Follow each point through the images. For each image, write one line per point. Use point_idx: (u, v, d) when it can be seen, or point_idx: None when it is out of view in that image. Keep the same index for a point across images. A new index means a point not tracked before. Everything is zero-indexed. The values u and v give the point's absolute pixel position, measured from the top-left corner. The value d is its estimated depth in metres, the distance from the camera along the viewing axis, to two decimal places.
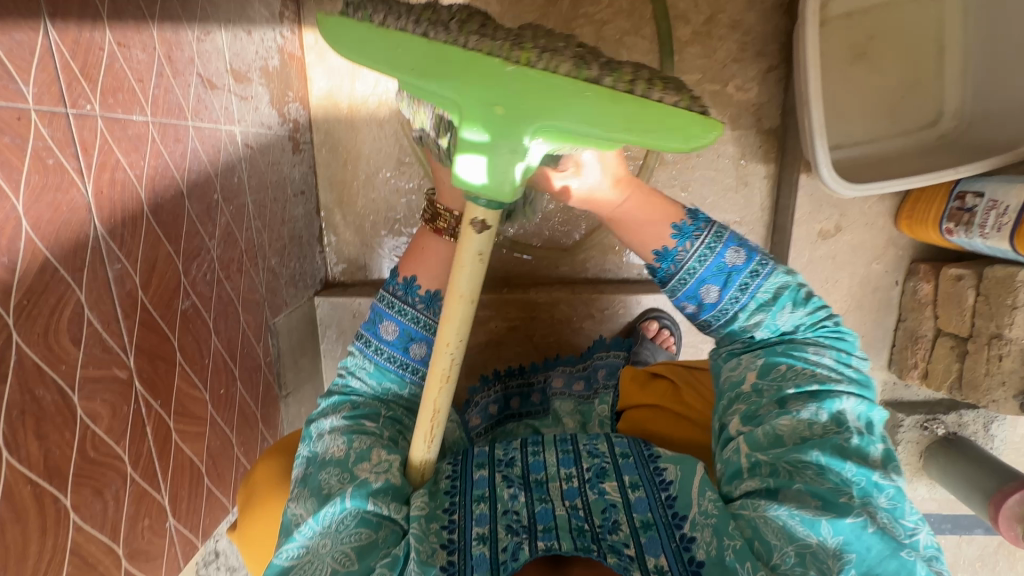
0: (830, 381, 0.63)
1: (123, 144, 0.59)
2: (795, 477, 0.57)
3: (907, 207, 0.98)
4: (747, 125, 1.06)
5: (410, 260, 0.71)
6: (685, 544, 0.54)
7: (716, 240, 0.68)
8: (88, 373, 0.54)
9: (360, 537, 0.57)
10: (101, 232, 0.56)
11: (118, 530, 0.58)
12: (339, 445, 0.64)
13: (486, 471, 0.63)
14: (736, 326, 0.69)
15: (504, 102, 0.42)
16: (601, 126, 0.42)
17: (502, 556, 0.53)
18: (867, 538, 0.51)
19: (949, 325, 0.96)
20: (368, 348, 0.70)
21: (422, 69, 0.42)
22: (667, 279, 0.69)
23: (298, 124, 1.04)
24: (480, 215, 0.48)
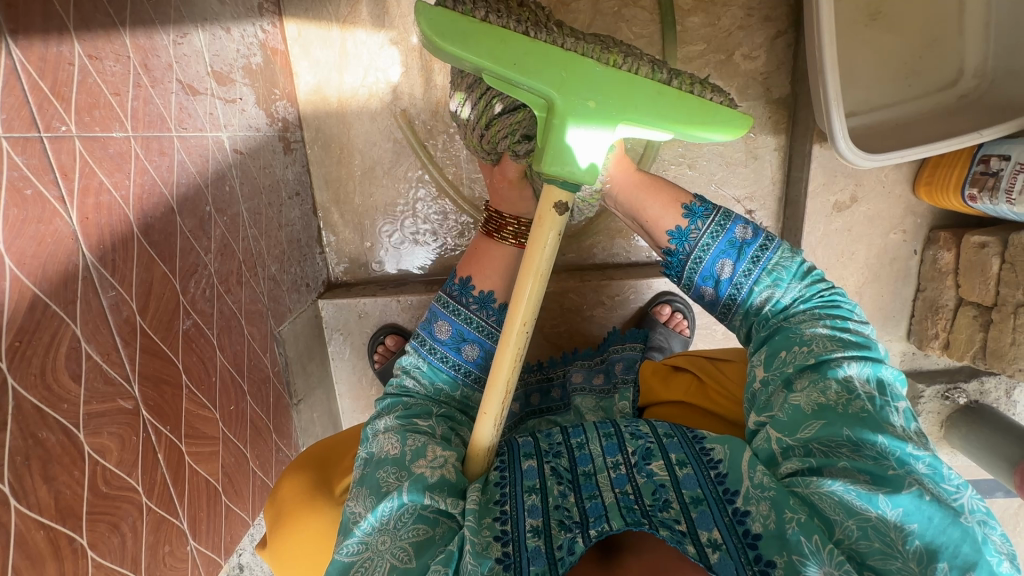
0: (837, 348, 0.60)
1: (105, 163, 0.56)
2: (834, 454, 0.55)
3: (926, 173, 0.95)
4: (756, 96, 1.02)
5: (468, 263, 0.72)
6: (739, 518, 0.53)
7: (726, 218, 0.67)
8: (92, 409, 0.53)
9: (417, 532, 0.55)
10: (91, 260, 0.54)
11: (139, 561, 0.57)
12: (394, 443, 0.62)
13: (534, 461, 0.61)
14: (751, 301, 0.67)
15: (596, 97, 0.51)
16: (669, 118, 0.52)
17: (558, 552, 0.51)
18: (926, 508, 0.49)
19: (971, 295, 0.93)
20: (423, 346, 0.70)
21: (523, 66, 0.49)
22: (682, 257, 0.68)
23: (287, 122, 1.00)
24: (562, 197, 0.53)
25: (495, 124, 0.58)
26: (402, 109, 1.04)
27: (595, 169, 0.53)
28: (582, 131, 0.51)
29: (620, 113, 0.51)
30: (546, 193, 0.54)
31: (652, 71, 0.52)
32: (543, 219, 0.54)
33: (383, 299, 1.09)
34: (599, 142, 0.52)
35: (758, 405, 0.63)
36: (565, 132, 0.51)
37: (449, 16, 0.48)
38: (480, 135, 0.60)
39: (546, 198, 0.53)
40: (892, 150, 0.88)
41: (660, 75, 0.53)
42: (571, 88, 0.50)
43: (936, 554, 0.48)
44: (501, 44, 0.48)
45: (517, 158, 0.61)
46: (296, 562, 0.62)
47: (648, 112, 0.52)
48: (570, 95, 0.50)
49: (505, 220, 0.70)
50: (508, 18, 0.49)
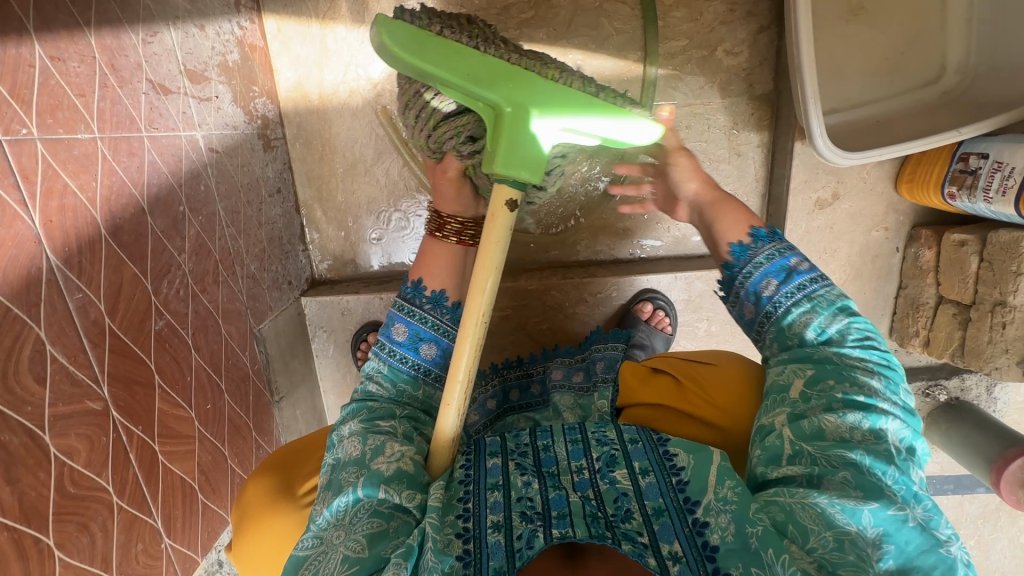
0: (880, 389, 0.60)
1: (70, 166, 0.56)
2: (837, 467, 0.55)
3: (907, 170, 0.94)
4: (738, 92, 1.01)
5: (417, 265, 0.72)
6: (698, 529, 0.53)
7: (785, 249, 0.68)
8: (58, 411, 0.53)
9: (372, 525, 0.55)
10: (55, 262, 0.54)
11: (110, 560, 0.58)
12: (355, 445, 0.62)
13: (499, 459, 0.61)
14: (789, 321, 0.66)
15: (537, 105, 0.55)
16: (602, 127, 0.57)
17: (517, 543, 0.52)
18: (906, 532, 0.51)
19: (951, 292, 0.93)
20: (382, 350, 0.69)
21: (470, 76, 0.53)
22: (733, 274, 0.69)
23: (267, 119, 0.99)
24: (509, 194, 0.57)
25: (442, 127, 0.61)
26: (383, 106, 1.04)
27: (540, 169, 0.57)
28: (528, 134, 0.55)
29: (560, 118, 0.55)
30: (496, 191, 0.57)
31: (584, 85, 0.58)
32: (495, 216, 0.57)
33: (366, 296, 1.10)
34: (543, 144, 0.56)
35: (771, 411, 0.63)
36: (512, 135, 0.55)
37: (408, 32, 0.53)
38: (428, 136, 0.63)
39: (496, 195, 0.57)
40: (874, 149, 0.87)
41: (589, 90, 0.58)
42: (517, 95, 0.54)
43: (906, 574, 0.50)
44: (453, 56, 0.53)
45: (462, 158, 0.65)
46: (257, 564, 0.64)
47: (586, 117, 0.56)
48: (512, 103, 0.54)
49: (446, 218, 0.70)
50: (460, 36, 0.54)
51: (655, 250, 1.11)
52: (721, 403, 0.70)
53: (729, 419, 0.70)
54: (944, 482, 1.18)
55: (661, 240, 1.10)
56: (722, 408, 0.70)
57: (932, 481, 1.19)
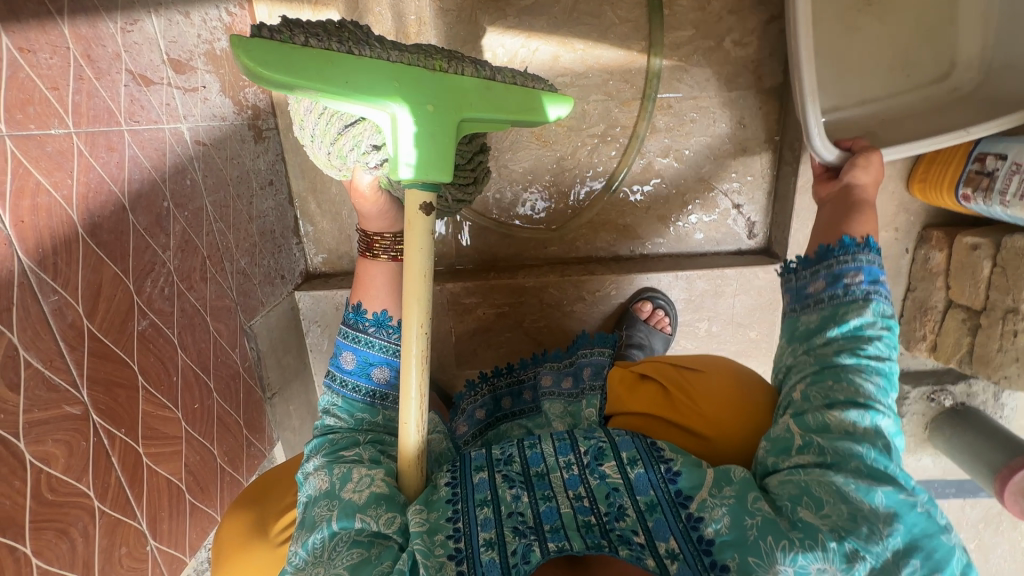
0: (882, 385, 0.57)
1: (43, 163, 0.54)
2: (848, 456, 0.54)
3: (920, 169, 0.91)
4: (745, 85, 0.97)
5: (357, 290, 0.74)
6: (692, 523, 0.52)
7: (872, 260, 0.62)
8: (34, 417, 0.52)
9: (353, 556, 0.54)
10: (27, 263, 0.52)
11: (92, 564, 0.58)
12: (322, 477, 0.61)
13: (485, 473, 0.60)
14: (843, 311, 0.61)
15: (431, 102, 0.50)
16: (503, 111, 0.53)
17: (512, 559, 0.50)
18: (914, 514, 0.51)
19: (961, 297, 0.90)
20: (334, 382, 0.71)
21: (352, 84, 0.47)
22: (831, 252, 0.64)
23: (258, 110, 0.96)
24: (423, 198, 0.54)
25: (339, 139, 0.55)
26: None
27: (449, 167, 0.53)
28: (427, 135, 0.51)
29: (456, 112, 0.51)
30: (408, 198, 0.54)
31: (477, 68, 0.53)
32: (411, 224, 0.54)
33: None
34: (444, 141, 0.52)
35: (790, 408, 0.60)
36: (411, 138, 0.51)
37: (265, 47, 0.45)
38: (327, 152, 0.57)
39: (409, 202, 0.54)
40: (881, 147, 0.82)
41: (486, 72, 0.53)
42: (404, 94, 0.49)
43: (911, 552, 0.49)
44: (322, 66, 0.46)
45: (371, 169, 0.59)
46: None
47: (482, 104, 0.52)
48: (405, 105, 0.49)
49: (373, 237, 0.71)
50: (329, 40, 0.47)
51: (656, 248, 1.08)
52: (704, 411, 0.67)
53: (714, 429, 0.66)
54: (946, 486, 1.16)
55: (662, 238, 1.07)
56: (717, 420, 0.66)
57: (933, 485, 1.17)
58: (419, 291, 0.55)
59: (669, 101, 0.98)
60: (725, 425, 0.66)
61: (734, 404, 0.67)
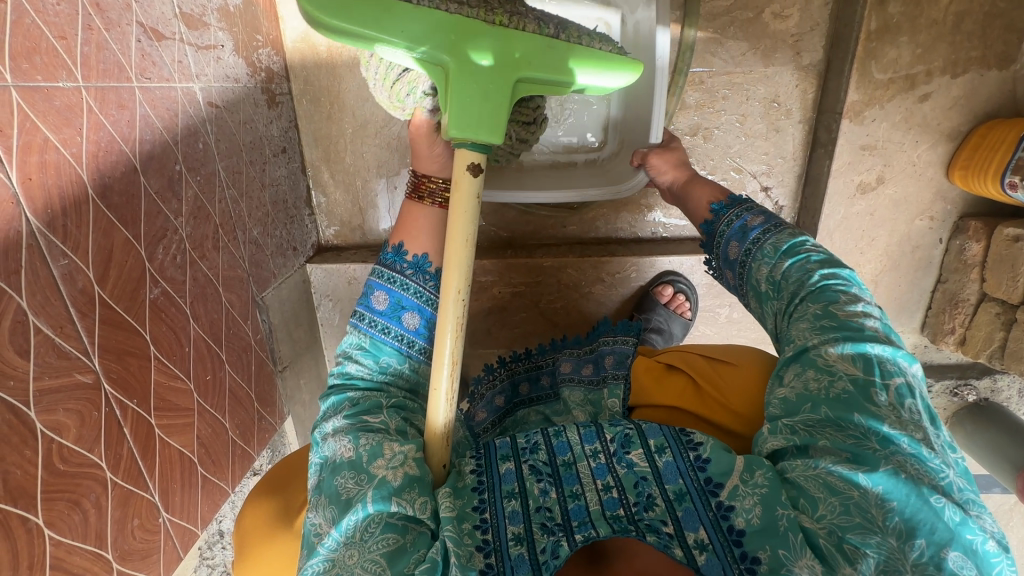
0: (827, 330, 0.53)
1: (50, 118, 0.51)
2: (816, 432, 0.50)
3: (963, 155, 0.87)
4: (783, 61, 0.90)
5: (398, 229, 0.68)
6: (722, 513, 0.48)
7: (743, 213, 0.65)
8: (45, 385, 0.50)
9: (387, 542, 0.49)
10: (35, 225, 0.49)
11: (105, 537, 0.56)
12: (346, 445, 0.56)
13: (511, 462, 0.56)
14: (752, 279, 0.62)
15: (488, 59, 0.47)
16: (564, 73, 0.50)
17: (541, 556, 0.47)
18: (902, 483, 0.45)
19: (997, 291, 0.88)
20: (361, 322, 0.64)
21: (407, 34, 0.45)
22: (710, 243, 0.68)
23: (272, 72, 0.92)
24: (472, 159, 0.50)
25: (397, 84, 0.55)
26: None
27: (501, 131, 0.49)
28: (481, 92, 0.48)
29: (515, 72, 0.48)
30: (457, 157, 0.50)
31: (540, 26, 0.49)
32: (458, 184, 0.50)
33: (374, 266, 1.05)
34: (498, 102, 0.48)
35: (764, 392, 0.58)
36: (464, 95, 0.47)
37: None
38: (388, 96, 0.57)
39: (458, 161, 0.50)
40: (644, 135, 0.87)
41: (550, 32, 0.49)
42: (462, 48, 0.46)
43: (914, 531, 0.43)
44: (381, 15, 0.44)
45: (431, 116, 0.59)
46: None
47: (544, 64, 0.49)
48: (462, 62, 0.47)
49: (424, 177, 0.66)
50: None
51: (679, 230, 1.04)
52: (736, 405, 0.64)
53: (753, 428, 0.63)
54: None
55: (685, 221, 1.03)
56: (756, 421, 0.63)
57: None
58: (461, 261, 0.52)
59: (701, 76, 0.92)
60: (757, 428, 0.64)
61: None
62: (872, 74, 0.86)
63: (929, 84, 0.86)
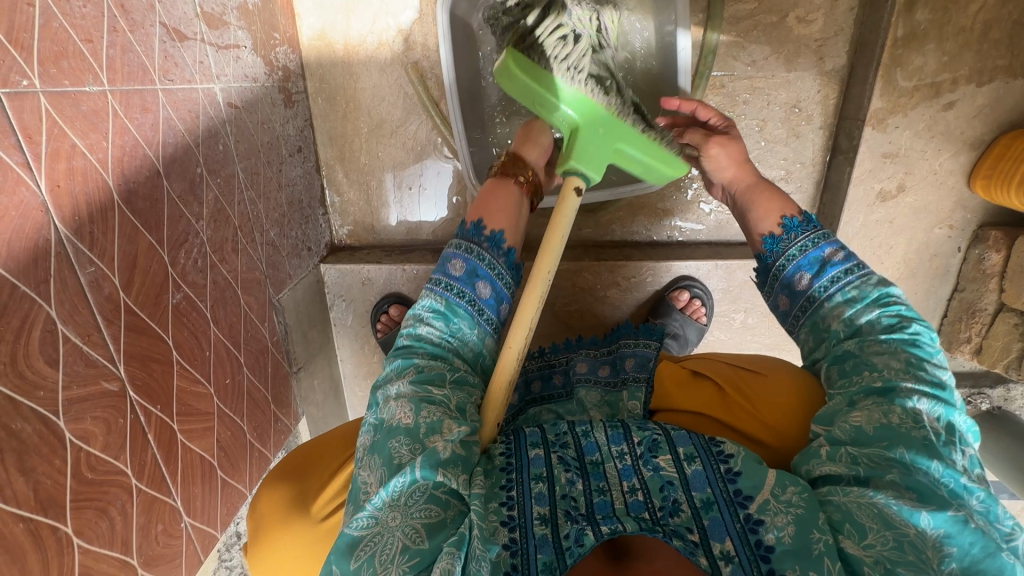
0: (914, 377, 0.53)
1: (78, 123, 0.50)
2: (882, 468, 0.49)
3: (986, 164, 0.87)
4: (806, 66, 0.89)
5: (478, 207, 0.67)
6: (751, 526, 0.48)
7: (821, 238, 0.63)
8: (73, 394, 0.50)
9: (429, 513, 0.49)
10: (63, 233, 0.49)
11: (130, 543, 0.56)
12: (406, 412, 0.54)
13: (540, 450, 0.55)
14: (820, 315, 0.61)
15: (606, 129, 0.66)
16: (643, 153, 0.68)
17: (565, 542, 0.46)
18: (969, 534, 0.44)
19: (1016, 301, 0.88)
20: (437, 287, 0.63)
21: (562, 96, 0.64)
22: (767, 265, 0.66)
23: (288, 71, 0.91)
24: (578, 183, 0.66)
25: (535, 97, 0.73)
26: (414, 62, 0.95)
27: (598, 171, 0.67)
28: (594, 146, 0.66)
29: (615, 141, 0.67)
30: (566, 180, 0.67)
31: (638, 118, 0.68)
32: (566, 194, 0.65)
33: (388, 266, 1.04)
34: (601, 154, 0.67)
35: (819, 417, 0.57)
36: (583, 144, 0.66)
37: (521, 62, 0.63)
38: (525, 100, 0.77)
39: (567, 182, 0.66)
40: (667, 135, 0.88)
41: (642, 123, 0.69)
42: (592, 117, 0.65)
43: None
44: (539, 74, 0.63)
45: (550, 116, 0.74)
46: None
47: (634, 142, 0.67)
48: (587, 125, 0.65)
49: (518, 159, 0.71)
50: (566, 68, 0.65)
51: (694, 234, 1.03)
52: (768, 417, 0.63)
53: (776, 436, 0.62)
54: None
55: (702, 225, 1.02)
56: (780, 430, 0.62)
57: None
58: (547, 267, 0.64)
59: (722, 80, 0.91)
60: (778, 440, 0.62)
61: (803, 413, 0.63)
62: (897, 82, 0.85)
63: (954, 91, 0.85)
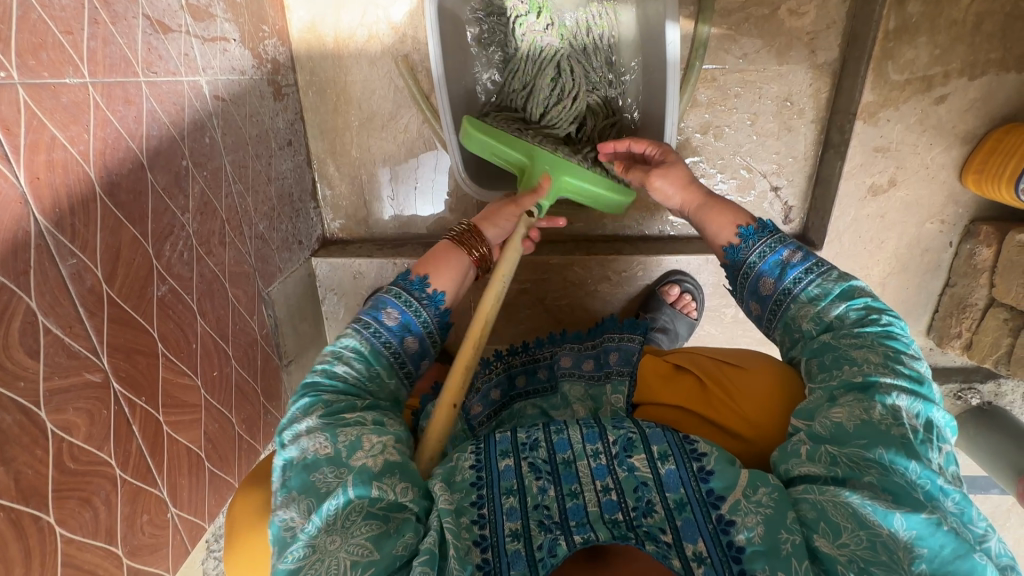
0: (898, 378, 0.53)
1: (58, 115, 0.50)
2: (861, 469, 0.49)
3: (977, 159, 0.86)
4: (798, 59, 0.89)
5: (426, 263, 0.68)
6: (723, 527, 0.48)
7: (779, 241, 0.63)
8: (54, 384, 0.50)
9: (370, 527, 0.48)
10: (44, 224, 0.49)
11: (115, 533, 0.57)
12: (321, 442, 0.53)
13: (511, 459, 0.55)
14: (789, 317, 0.61)
15: (550, 166, 0.75)
16: (589, 183, 0.76)
17: (539, 553, 0.47)
18: (940, 535, 0.44)
19: (1006, 296, 0.88)
20: (366, 329, 0.62)
21: (508, 144, 0.75)
22: (733, 273, 0.66)
23: (278, 63, 0.91)
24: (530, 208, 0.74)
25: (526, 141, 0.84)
26: (404, 55, 0.95)
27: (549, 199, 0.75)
28: (543, 178, 0.75)
29: (563, 175, 0.75)
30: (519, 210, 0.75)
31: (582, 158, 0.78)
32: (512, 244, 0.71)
33: (380, 260, 1.04)
34: (550, 185, 0.75)
35: (799, 413, 0.57)
36: (531, 179, 0.75)
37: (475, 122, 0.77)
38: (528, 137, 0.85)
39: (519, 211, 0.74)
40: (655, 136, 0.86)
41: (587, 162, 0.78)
42: (536, 158, 0.75)
43: None
44: (490, 132, 0.76)
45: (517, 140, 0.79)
46: None
47: (579, 175, 0.76)
48: (533, 162, 0.75)
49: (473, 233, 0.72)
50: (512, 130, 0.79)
51: (686, 229, 1.03)
52: (747, 412, 0.63)
53: (758, 431, 0.62)
54: None
55: None
56: (761, 425, 0.62)
57: None
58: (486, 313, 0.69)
59: (713, 73, 0.90)
60: (761, 436, 0.62)
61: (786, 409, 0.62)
62: (888, 75, 0.85)
63: (945, 85, 0.85)
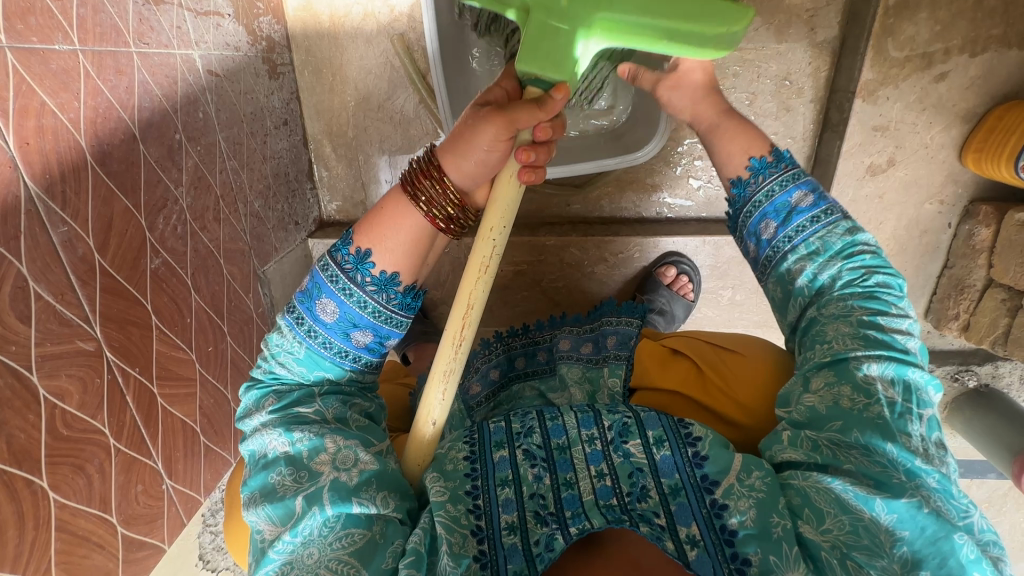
0: (868, 351, 0.52)
1: (47, 81, 0.50)
2: (841, 455, 0.49)
3: (978, 137, 0.85)
4: (797, 36, 0.88)
5: (370, 228, 0.54)
6: (716, 512, 0.49)
7: (790, 180, 0.59)
8: (46, 351, 0.51)
9: (351, 539, 0.48)
10: (33, 190, 0.49)
11: (109, 501, 0.57)
12: (280, 441, 0.53)
13: (506, 449, 0.54)
14: (784, 268, 0.59)
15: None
16: (638, 13, 0.53)
17: (535, 547, 0.48)
18: (922, 518, 0.44)
19: (1004, 278, 0.87)
20: (300, 326, 0.56)
21: None
22: (734, 214, 0.62)
23: (272, 41, 0.90)
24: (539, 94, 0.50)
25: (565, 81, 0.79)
26: (400, 33, 0.94)
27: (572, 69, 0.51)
28: (562, 24, 0.51)
29: (595, 11, 0.52)
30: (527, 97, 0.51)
31: None
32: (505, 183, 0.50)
33: None
34: (572, 35, 0.51)
35: (779, 399, 0.57)
36: (541, 33, 0.51)
37: None
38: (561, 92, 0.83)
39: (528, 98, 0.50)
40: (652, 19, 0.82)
41: None
42: None
43: (921, 562, 0.43)
44: None
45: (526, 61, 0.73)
46: None
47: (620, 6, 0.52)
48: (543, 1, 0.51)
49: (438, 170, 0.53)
50: None
51: (683, 211, 1.02)
52: (742, 397, 0.63)
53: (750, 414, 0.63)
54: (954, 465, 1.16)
55: (691, 201, 1.00)
56: (752, 408, 0.63)
57: None
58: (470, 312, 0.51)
59: None
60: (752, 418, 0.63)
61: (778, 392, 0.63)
62: (887, 52, 0.84)
63: (945, 62, 0.84)
